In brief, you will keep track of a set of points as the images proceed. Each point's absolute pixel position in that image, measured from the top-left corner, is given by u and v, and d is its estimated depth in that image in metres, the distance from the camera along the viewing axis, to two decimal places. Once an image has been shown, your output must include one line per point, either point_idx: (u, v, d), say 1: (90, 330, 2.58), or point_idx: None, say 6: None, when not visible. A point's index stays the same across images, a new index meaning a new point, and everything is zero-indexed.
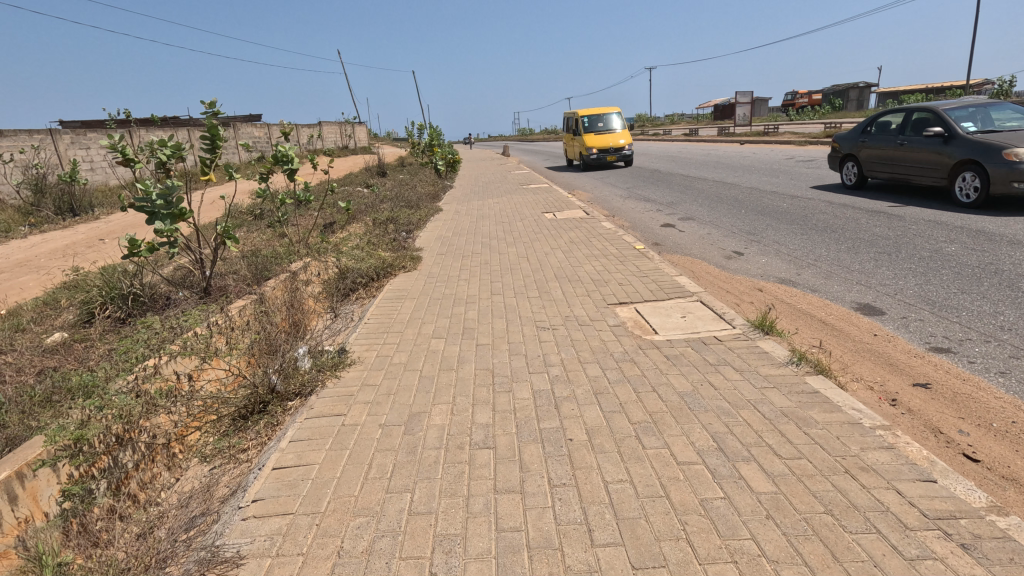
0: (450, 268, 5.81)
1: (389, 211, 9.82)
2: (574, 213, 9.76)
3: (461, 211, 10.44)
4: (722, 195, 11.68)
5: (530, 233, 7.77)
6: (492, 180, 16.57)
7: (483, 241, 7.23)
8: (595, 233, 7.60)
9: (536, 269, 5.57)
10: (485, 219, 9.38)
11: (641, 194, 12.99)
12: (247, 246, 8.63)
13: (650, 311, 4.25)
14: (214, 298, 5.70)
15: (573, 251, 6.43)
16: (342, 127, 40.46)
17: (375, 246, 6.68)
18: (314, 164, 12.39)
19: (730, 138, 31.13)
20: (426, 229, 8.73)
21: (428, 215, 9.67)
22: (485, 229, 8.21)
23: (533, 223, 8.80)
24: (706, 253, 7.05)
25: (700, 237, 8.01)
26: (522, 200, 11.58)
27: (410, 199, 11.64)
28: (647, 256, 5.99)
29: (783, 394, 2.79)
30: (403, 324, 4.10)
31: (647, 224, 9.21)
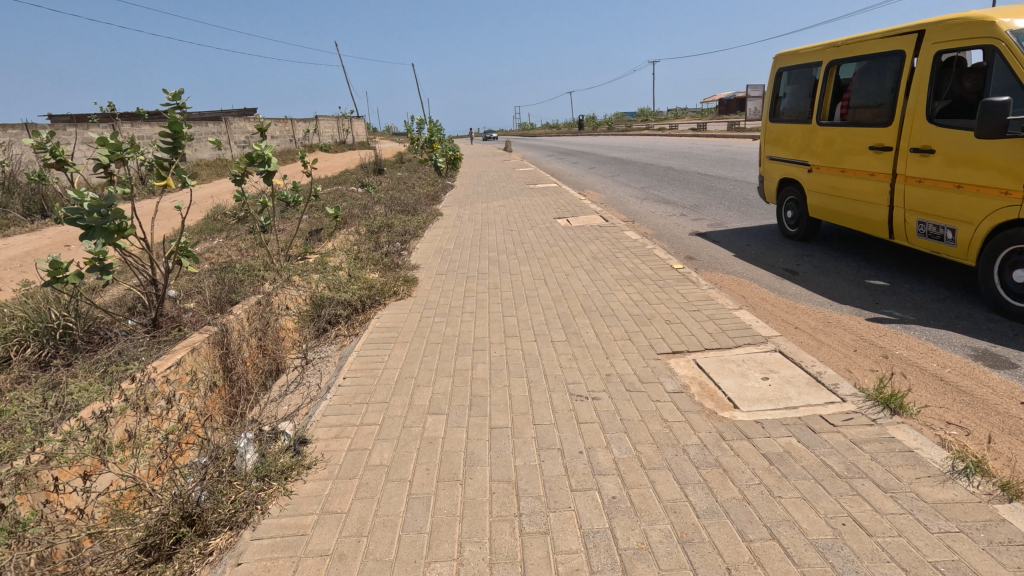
0: (452, 295, 4.77)
1: (383, 217, 8.77)
2: (590, 218, 8.71)
3: (464, 216, 9.39)
4: (753, 199, 10.58)
5: (544, 244, 6.75)
6: (497, 179, 15.53)
7: (491, 256, 6.19)
8: (621, 245, 6.55)
9: (558, 298, 4.53)
10: (491, 226, 8.34)
11: (660, 196, 11.93)
12: (222, 259, 7.61)
13: (717, 368, 3.21)
14: (165, 333, 4.69)
15: (600, 270, 5.40)
16: (340, 121, 39.36)
17: (364, 264, 5.64)
18: (303, 162, 11.33)
19: (742, 133, 30.09)
20: (424, 239, 7.66)
21: (426, 221, 8.59)
22: (491, 240, 7.18)
23: (546, 231, 7.77)
24: (753, 272, 5.99)
25: (741, 250, 6.95)
26: (530, 203, 10.51)
27: (407, 202, 10.57)
28: (691, 279, 4.94)
29: (984, 550, 1.75)
30: (389, 388, 3.05)
31: (674, 233, 8.15)
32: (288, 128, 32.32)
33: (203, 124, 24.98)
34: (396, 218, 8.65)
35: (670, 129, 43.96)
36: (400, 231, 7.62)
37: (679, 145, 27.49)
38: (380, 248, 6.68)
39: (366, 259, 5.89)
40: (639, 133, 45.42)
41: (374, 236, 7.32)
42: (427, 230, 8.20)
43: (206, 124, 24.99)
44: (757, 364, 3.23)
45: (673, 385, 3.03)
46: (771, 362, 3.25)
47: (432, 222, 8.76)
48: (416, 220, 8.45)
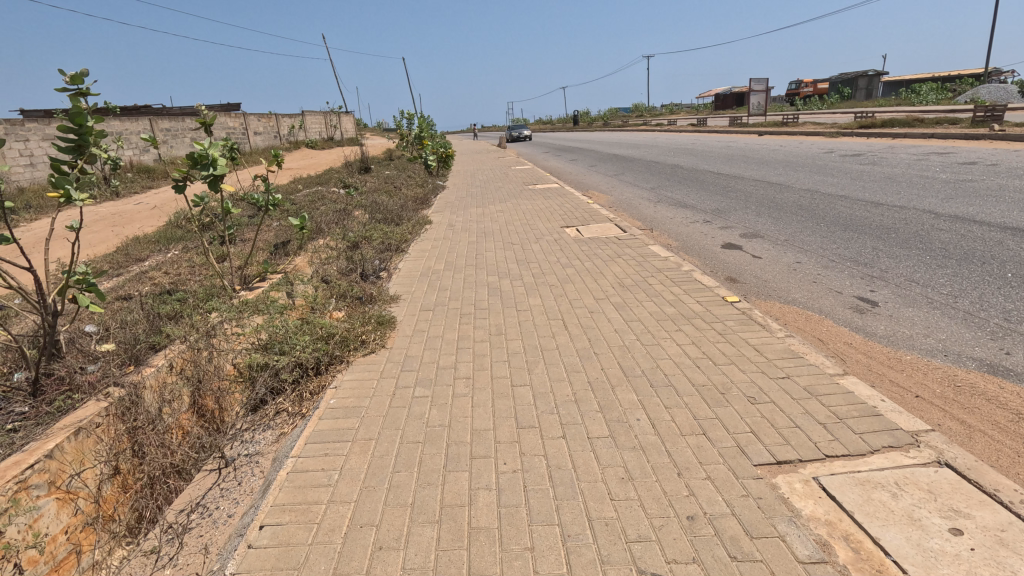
0: (440, 347, 3.52)
1: (361, 227, 7.53)
2: (603, 226, 7.53)
3: (457, 224, 8.18)
4: (781, 202, 9.42)
5: (554, 263, 5.54)
6: (493, 179, 14.31)
7: (490, 280, 4.98)
8: (650, 265, 5.33)
9: (586, 356, 3.29)
10: (489, 236, 7.13)
11: (674, 198, 10.79)
12: (168, 282, 6.38)
13: (864, 502, 2.01)
14: (48, 406, 3.39)
15: (633, 304, 4.19)
16: (328, 117, 37.97)
17: (325, 296, 4.36)
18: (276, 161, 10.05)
19: (745, 128, 29.02)
20: (408, 255, 6.41)
21: (413, 231, 7.36)
22: (489, 257, 5.94)
23: (553, 244, 6.55)
24: (816, 302, 4.82)
25: (791, 269, 5.77)
26: (532, 208, 9.29)
27: (391, 207, 9.33)
28: (757, 321, 3.76)
29: None
30: (330, 556, 1.83)
31: (703, 246, 6.98)
32: (272, 124, 30.88)
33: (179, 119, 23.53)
34: (377, 228, 7.40)
35: (668, 125, 42.83)
36: (379, 246, 6.39)
37: (682, 141, 26.32)
38: (352, 271, 5.44)
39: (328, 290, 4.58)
40: (635, 128, 44.34)
41: (347, 253, 6.07)
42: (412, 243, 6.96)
43: (182, 120, 23.57)
44: (926, 493, 2.04)
45: (806, 546, 1.82)
46: (945, 488, 2.05)
47: (419, 231, 7.52)
48: (400, 230, 7.21)
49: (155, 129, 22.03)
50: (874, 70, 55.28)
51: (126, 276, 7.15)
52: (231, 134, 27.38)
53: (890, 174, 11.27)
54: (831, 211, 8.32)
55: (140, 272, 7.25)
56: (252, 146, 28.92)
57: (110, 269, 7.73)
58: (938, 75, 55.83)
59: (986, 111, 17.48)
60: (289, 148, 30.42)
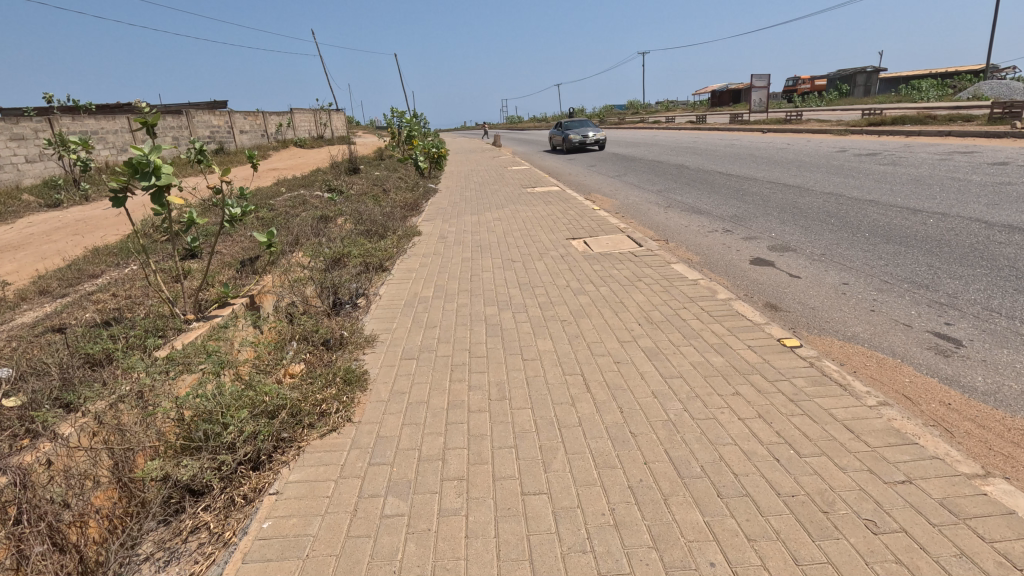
0: (424, 424, 2.65)
1: (341, 240, 6.63)
2: (613, 238, 6.68)
3: (449, 235, 7.31)
4: (805, 208, 8.57)
5: (563, 289, 4.68)
6: (488, 181, 13.44)
7: (488, 314, 4.11)
8: (677, 291, 4.46)
9: (621, 442, 2.42)
10: (484, 250, 6.27)
11: (685, 203, 9.96)
12: (113, 308, 5.49)
13: None
14: None
15: (668, 352, 3.33)
16: (317, 115, 36.97)
17: (280, 347, 3.46)
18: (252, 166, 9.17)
19: (746, 125, 28.23)
20: (391, 275, 5.51)
21: (399, 245, 6.47)
22: (485, 280, 5.07)
23: (558, 262, 5.68)
24: (883, 340, 3.98)
25: (839, 292, 4.93)
26: (532, 215, 8.43)
27: (377, 215, 8.44)
28: (833, 379, 2.92)
29: None
30: None
31: (729, 262, 6.14)
32: (259, 122, 29.87)
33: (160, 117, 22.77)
34: (358, 241, 6.51)
35: (666, 122, 41.98)
36: (358, 268, 5.51)
37: (683, 139, 25.55)
38: (321, 301, 4.54)
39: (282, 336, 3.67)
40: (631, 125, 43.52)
41: (320, 275, 5.17)
42: (398, 260, 6.07)
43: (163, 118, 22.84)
44: None
45: None
46: None
47: (406, 245, 6.64)
48: (384, 245, 6.33)
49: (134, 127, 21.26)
50: (872, 66, 54.66)
51: (70, 298, 6.23)
52: (215, 133, 26.38)
53: (918, 176, 10.42)
54: (865, 219, 7.48)
55: (87, 293, 6.34)
56: (237, 145, 27.92)
57: (57, 288, 6.81)
58: (937, 71, 55.20)
59: (1004, 107, 16.71)
60: (276, 148, 29.43)
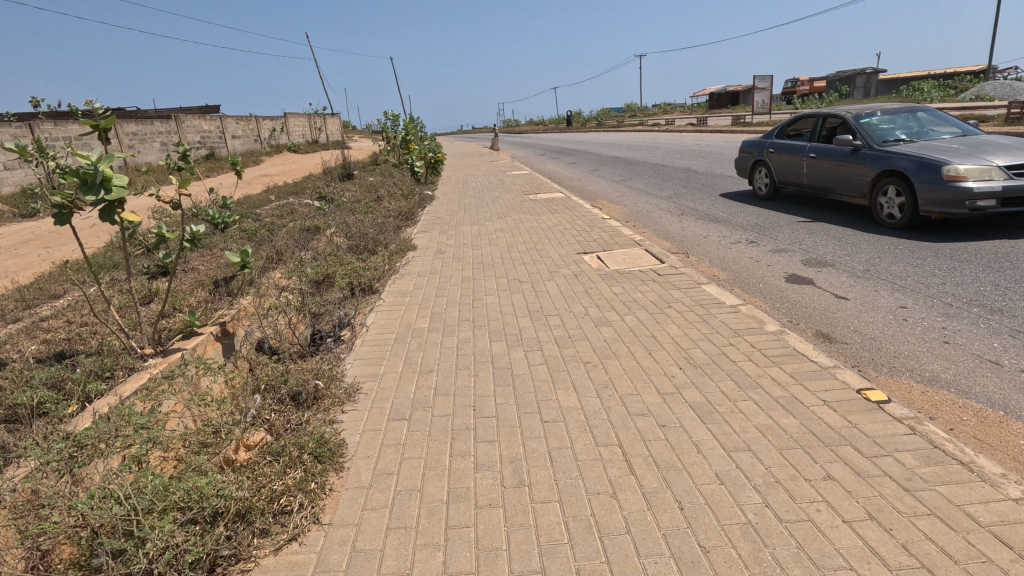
0: (417, 529, 1.97)
1: (326, 257, 5.92)
2: (630, 253, 6.01)
3: (447, 248, 6.60)
4: (834, 216, 7.92)
5: (583, 318, 3.98)
6: (488, 188, 12.78)
7: (496, 352, 3.43)
8: (718, 320, 3.78)
9: (689, 566, 1.74)
10: (488, 268, 5.60)
11: (700, 210, 9.30)
12: (64, 337, 4.80)
13: None
14: None
15: (725, 411, 2.64)
16: (312, 119, 36.31)
17: (240, 405, 2.77)
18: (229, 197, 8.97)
19: (750, 127, 27.69)
20: (382, 297, 4.81)
21: (390, 261, 5.77)
22: (491, 306, 4.37)
23: (572, 282, 4.98)
24: (972, 383, 3.29)
25: (900, 318, 4.25)
26: (537, 225, 7.77)
27: (368, 227, 7.74)
28: (953, 453, 2.23)
29: None
30: None
31: (762, 280, 5.47)
32: (252, 127, 29.23)
33: (148, 122, 22.11)
34: (346, 257, 5.81)
35: (666, 124, 41.44)
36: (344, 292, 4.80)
37: (686, 142, 24.95)
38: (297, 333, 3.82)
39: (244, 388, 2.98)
40: (630, 128, 43.01)
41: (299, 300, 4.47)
42: (390, 279, 5.34)
43: (151, 123, 22.18)
44: None
45: None
46: None
47: (399, 261, 5.93)
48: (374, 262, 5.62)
49: (120, 133, 20.62)
50: (872, 68, 54.36)
51: (21, 324, 5.54)
52: (206, 138, 25.66)
53: None
54: (904, 230, 6.82)
55: (40, 318, 5.63)
56: (228, 150, 27.20)
57: (10, 310, 6.11)
58: (938, 71, 54.75)
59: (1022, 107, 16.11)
60: (269, 153, 28.74)
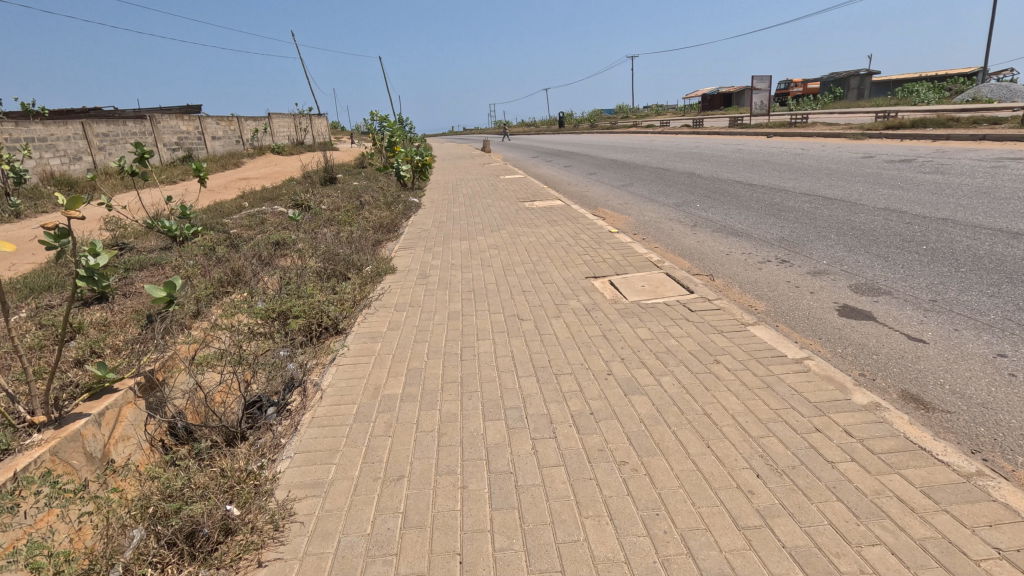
0: None
1: (286, 284, 4.93)
2: (649, 277, 5.09)
3: (431, 269, 5.63)
4: (870, 230, 7.05)
5: (605, 380, 3.03)
6: (479, 194, 11.85)
7: (493, 442, 2.48)
8: (788, 388, 2.85)
9: None
10: (480, 298, 4.65)
11: (715, 222, 8.43)
12: None
13: None
14: None
15: (851, 574, 1.70)
16: (297, 120, 35.18)
17: (101, 555, 1.79)
18: (187, 210, 8.15)
19: (748, 130, 26.93)
20: (347, 343, 3.84)
21: (362, 292, 4.80)
22: (484, 358, 3.41)
23: (585, 321, 4.03)
24: None
25: (1006, 372, 3.34)
26: (537, 239, 6.84)
27: (342, 243, 6.75)
28: None
29: None
30: None
31: (810, 313, 4.57)
32: (233, 128, 28.09)
33: (120, 123, 20.98)
34: (308, 287, 4.83)
35: (661, 126, 40.66)
36: (298, 340, 3.84)
37: (683, 145, 24.15)
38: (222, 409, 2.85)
39: (123, 511, 2.02)
40: (624, 130, 42.22)
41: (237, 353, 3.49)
42: (360, 316, 4.37)
43: (124, 124, 21.05)
44: None
45: None
46: None
47: (373, 290, 4.96)
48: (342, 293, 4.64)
49: (89, 134, 19.48)
50: (865, 70, 54.09)
51: None
52: (183, 139, 24.51)
53: (983, 187, 8.93)
54: (958, 247, 5.96)
55: None
56: (208, 152, 26.05)
57: None
58: (932, 73, 54.41)
59: None
60: (251, 155, 27.60)
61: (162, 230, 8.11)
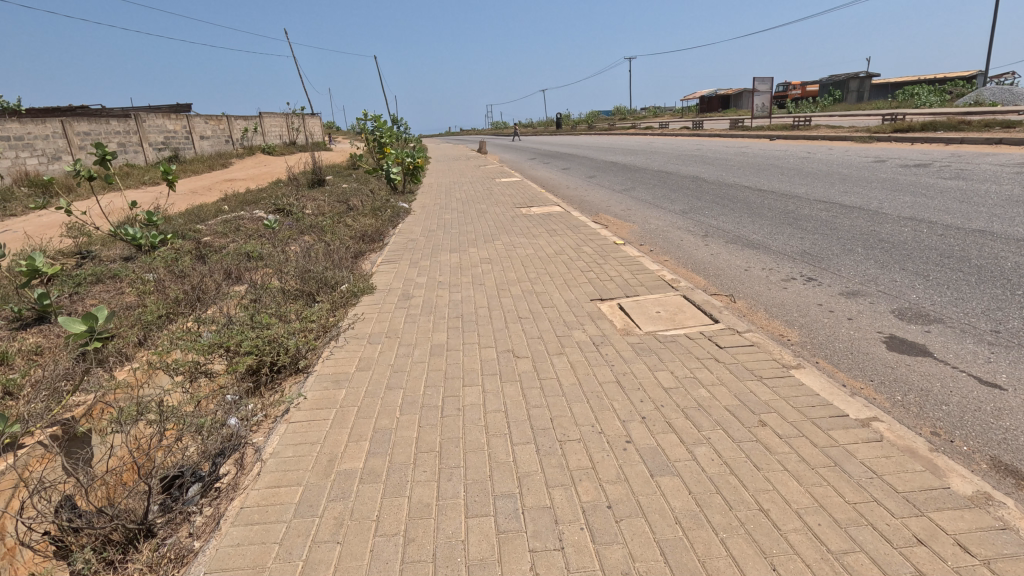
0: None
1: (244, 309, 4.24)
2: (663, 300, 4.44)
3: (414, 289, 4.95)
4: (900, 244, 6.41)
5: (624, 453, 2.37)
6: (473, 198, 11.19)
7: (478, 558, 1.81)
8: (861, 466, 2.20)
9: None
10: (469, 326, 3.98)
11: (728, 232, 7.79)
12: None
13: None
14: None
15: None
16: (290, 120, 34.44)
17: None
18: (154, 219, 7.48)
19: (750, 132, 26.35)
20: (306, 388, 3.16)
21: (330, 318, 4.12)
22: (470, 415, 2.74)
23: (593, 358, 3.37)
24: None
25: None
26: (535, 252, 6.19)
27: (317, 257, 6.07)
28: None
29: None
30: None
31: (853, 346, 3.92)
32: (222, 127, 27.35)
33: (103, 121, 20.21)
34: (268, 311, 4.14)
35: (660, 127, 40.09)
36: (245, 388, 3.16)
37: (685, 147, 23.54)
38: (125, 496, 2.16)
39: None
40: (621, 132, 41.66)
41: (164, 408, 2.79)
42: (326, 346, 3.68)
43: (107, 122, 20.29)
44: None
45: None
46: None
47: (345, 314, 4.27)
48: (305, 321, 3.95)
49: (70, 133, 18.74)
50: (864, 73, 53.67)
51: None
52: (170, 138, 23.76)
53: (1014, 195, 8.30)
54: (1006, 264, 5.32)
55: None
56: (195, 152, 25.31)
57: None
58: (932, 76, 54.07)
59: None
60: (240, 155, 26.86)
61: (125, 238, 7.42)
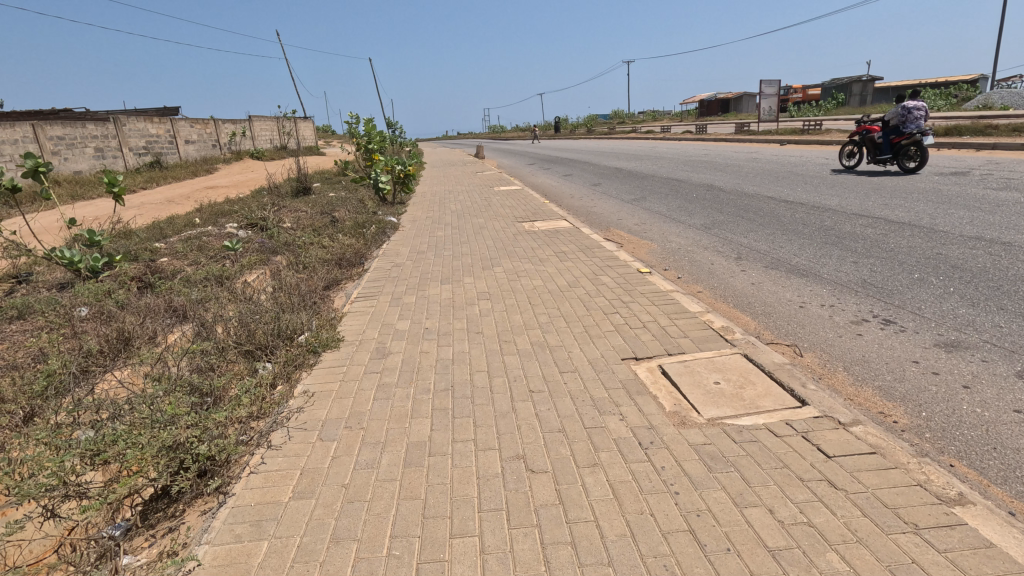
0: None
1: (156, 380, 3.15)
2: (717, 362, 3.36)
3: (391, 340, 3.86)
4: (982, 271, 5.35)
5: None
6: (470, 211, 10.10)
7: None
8: None
9: None
10: (461, 410, 2.89)
11: (765, 254, 6.73)
12: None
13: None
14: None
15: None
16: (281, 123, 33.34)
17: None
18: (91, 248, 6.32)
19: (759, 136, 25.33)
20: (205, 539, 2.04)
21: (268, 402, 3.00)
22: None
23: (643, 478, 2.27)
24: None
25: None
26: (544, 285, 5.11)
27: (277, 293, 4.98)
28: None
29: None
30: None
31: (992, 435, 2.83)
32: (208, 131, 26.22)
33: (79, 124, 19.04)
34: (185, 387, 3.03)
35: (661, 131, 39.14)
36: (112, 541, 2.07)
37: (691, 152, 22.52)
38: None
39: None
40: (621, 136, 40.66)
41: None
42: (254, 453, 2.57)
43: (84, 125, 19.15)
44: None
45: None
46: None
47: (292, 390, 3.16)
48: (232, 408, 2.84)
49: (41, 137, 17.60)
50: (868, 76, 52.88)
51: None
52: (152, 143, 22.61)
53: None
54: None
55: None
56: (180, 157, 24.19)
57: None
58: (935, 79, 53.25)
59: None
60: (227, 160, 25.73)
61: (62, 262, 6.31)
